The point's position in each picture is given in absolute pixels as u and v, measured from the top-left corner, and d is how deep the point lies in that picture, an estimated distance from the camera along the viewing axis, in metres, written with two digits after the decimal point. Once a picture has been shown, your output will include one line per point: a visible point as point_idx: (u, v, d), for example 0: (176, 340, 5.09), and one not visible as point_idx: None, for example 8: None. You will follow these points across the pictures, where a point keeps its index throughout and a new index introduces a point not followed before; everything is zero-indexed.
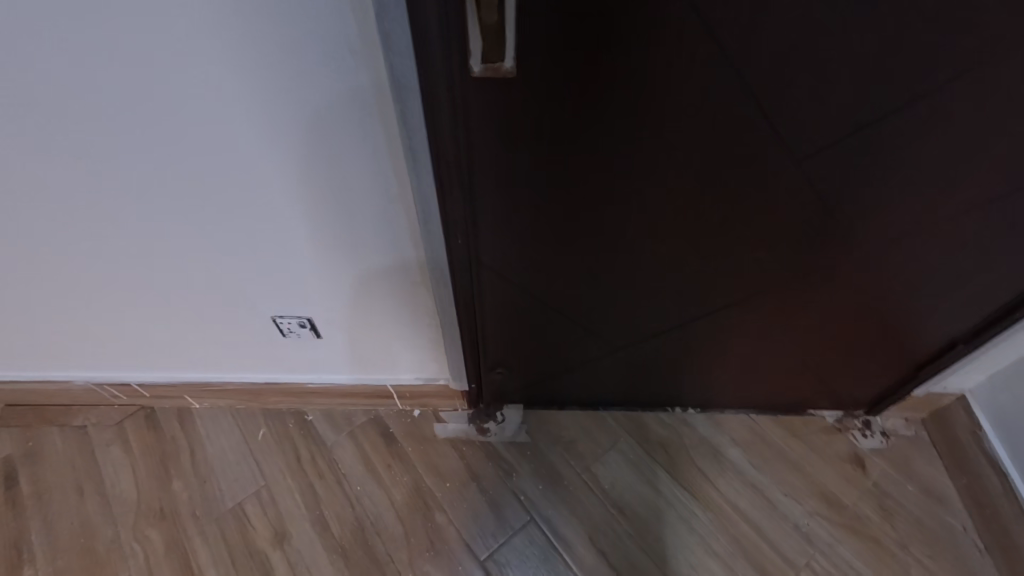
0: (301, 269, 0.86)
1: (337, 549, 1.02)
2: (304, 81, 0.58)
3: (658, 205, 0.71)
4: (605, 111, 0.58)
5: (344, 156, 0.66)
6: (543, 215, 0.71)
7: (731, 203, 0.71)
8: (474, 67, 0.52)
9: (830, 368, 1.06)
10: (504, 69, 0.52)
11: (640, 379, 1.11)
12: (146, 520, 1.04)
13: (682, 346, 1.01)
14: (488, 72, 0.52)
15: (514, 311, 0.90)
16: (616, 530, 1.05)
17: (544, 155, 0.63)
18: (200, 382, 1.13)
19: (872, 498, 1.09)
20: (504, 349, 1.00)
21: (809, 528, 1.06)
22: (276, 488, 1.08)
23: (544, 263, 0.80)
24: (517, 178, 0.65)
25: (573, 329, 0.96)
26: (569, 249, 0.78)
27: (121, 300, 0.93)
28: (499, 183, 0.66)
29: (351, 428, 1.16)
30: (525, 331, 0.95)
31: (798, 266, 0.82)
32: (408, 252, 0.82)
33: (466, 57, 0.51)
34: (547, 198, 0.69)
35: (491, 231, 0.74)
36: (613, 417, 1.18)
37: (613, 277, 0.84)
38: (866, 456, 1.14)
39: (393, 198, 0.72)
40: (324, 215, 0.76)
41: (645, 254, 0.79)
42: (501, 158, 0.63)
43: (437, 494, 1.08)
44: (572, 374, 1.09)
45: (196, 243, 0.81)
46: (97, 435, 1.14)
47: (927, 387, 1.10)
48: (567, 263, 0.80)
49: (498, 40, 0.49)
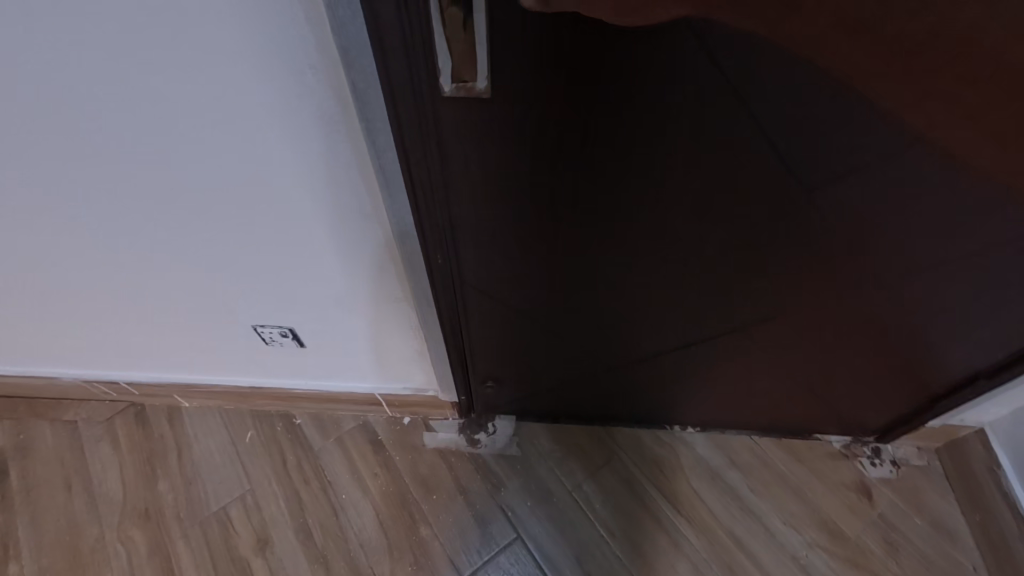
0: (280, 279, 0.83)
1: (318, 559, 1.00)
2: (266, 95, 0.54)
3: (652, 229, 0.66)
4: (591, 132, 0.54)
5: (316, 171, 0.62)
6: (528, 235, 0.67)
7: (733, 229, 0.65)
8: (444, 86, 0.48)
9: (838, 394, 1.01)
10: (477, 89, 0.48)
11: (636, 397, 1.06)
12: (131, 520, 1.04)
13: (681, 367, 0.96)
14: (460, 91, 0.48)
15: (502, 328, 0.86)
16: (606, 553, 1.02)
17: (526, 175, 0.58)
18: (188, 383, 1.12)
19: (877, 530, 1.04)
20: (493, 364, 0.97)
21: (807, 560, 1.01)
22: (261, 493, 1.07)
23: (531, 282, 0.76)
24: (500, 198, 0.61)
25: (565, 347, 0.92)
26: (558, 268, 0.73)
27: (102, 302, 0.91)
28: (480, 203, 0.62)
29: (339, 434, 1.14)
30: (515, 348, 0.92)
31: (806, 293, 0.76)
32: (390, 266, 0.78)
33: (434, 75, 0.47)
34: (533, 218, 0.64)
35: (474, 249, 0.70)
36: (608, 433, 1.14)
37: (606, 298, 0.79)
38: (873, 484, 1.09)
39: (370, 213, 0.68)
40: (299, 228, 0.72)
41: (639, 277, 0.74)
42: (481, 178, 0.58)
43: (422, 507, 1.06)
44: (565, 389, 1.05)
45: (171, 251, 0.78)
46: (87, 431, 1.14)
47: (943, 417, 1.04)
48: (556, 282, 0.76)
49: (468, 57, 0.45)
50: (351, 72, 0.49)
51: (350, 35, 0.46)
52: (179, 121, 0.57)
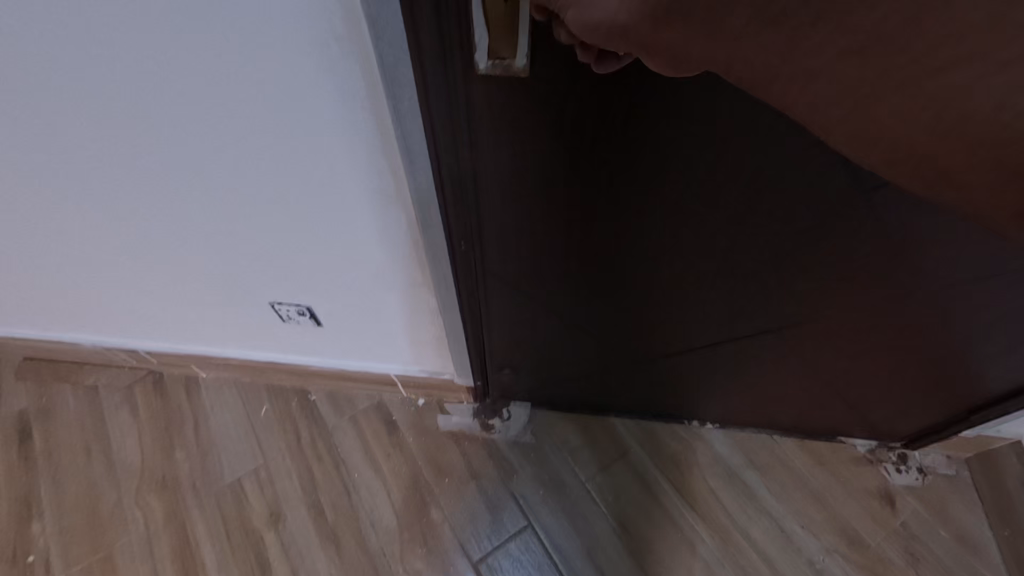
0: (300, 257, 0.81)
1: (330, 536, 1.00)
2: (289, 66, 0.51)
3: (687, 224, 0.62)
4: (631, 121, 0.49)
5: (338, 148, 0.60)
6: (556, 223, 0.64)
7: (776, 229, 0.61)
8: (480, 62, 0.44)
9: (869, 399, 0.96)
10: (515, 67, 0.44)
11: (655, 392, 1.04)
12: (148, 487, 1.05)
13: (704, 365, 0.93)
14: (497, 69, 0.44)
15: (521, 317, 0.84)
16: (617, 547, 1.00)
17: (557, 163, 0.55)
18: (206, 355, 1.12)
19: (898, 539, 1.01)
20: (510, 352, 0.94)
21: (824, 565, 0.98)
22: (275, 467, 1.07)
23: (554, 271, 0.73)
24: (528, 184, 0.58)
25: (585, 338, 0.89)
26: (584, 259, 0.70)
27: (125, 271, 0.91)
28: (506, 188, 0.59)
29: (353, 413, 1.13)
30: (533, 336, 0.89)
31: (847, 297, 0.72)
32: (412, 248, 0.75)
33: (469, 50, 0.43)
34: (561, 206, 0.61)
35: (498, 236, 0.67)
36: (624, 426, 1.12)
37: (631, 292, 0.76)
38: (897, 492, 1.05)
39: (393, 194, 0.65)
40: (322, 205, 0.70)
41: (668, 272, 0.71)
42: (509, 163, 0.55)
43: (433, 489, 1.05)
44: (582, 380, 1.03)
45: (193, 222, 0.77)
46: (107, 396, 1.15)
47: (978, 428, 1.00)
48: (580, 273, 0.73)
49: (508, 34, 0.41)
50: (379, 45, 0.46)
51: (380, 5, 0.43)
52: (203, 87, 0.55)
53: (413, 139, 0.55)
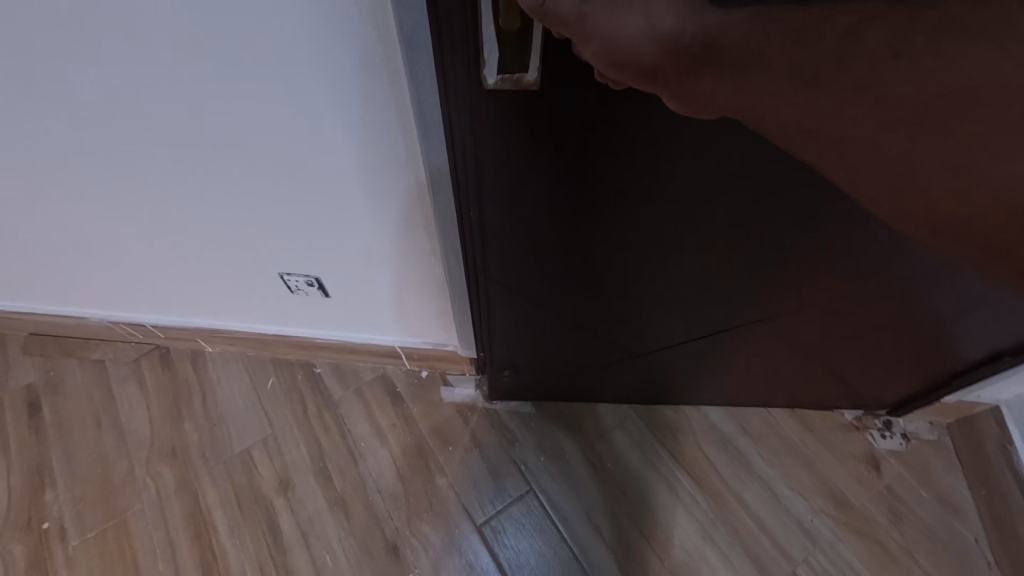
0: (309, 228, 0.83)
1: (338, 502, 1.03)
2: (307, 31, 0.52)
3: (688, 224, 0.62)
4: (633, 126, 0.49)
5: (352, 116, 0.61)
6: (559, 225, 0.64)
7: (777, 224, 0.61)
8: (488, 78, 0.45)
9: (858, 372, 1.00)
10: (525, 81, 0.45)
11: (653, 380, 1.05)
12: (159, 457, 1.07)
13: (702, 351, 0.94)
14: (506, 84, 0.45)
15: (523, 314, 0.85)
16: (615, 511, 1.04)
17: (557, 165, 0.55)
18: (212, 328, 1.13)
19: (883, 500, 1.06)
20: (509, 349, 0.95)
21: (812, 525, 1.03)
22: (283, 437, 1.10)
23: (557, 270, 0.74)
24: (528, 185, 0.58)
25: (585, 334, 0.91)
26: (585, 258, 0.70)
27: (132, 245, 0.92)
28: (507, 189, 0.59)
29: (358, 385, 1.16)
30: (538, 334, 0.91)
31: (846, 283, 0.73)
32: (420, 217, 0.77)
33: (479, 66, 0.44)
34: (562, 208, 0.61)
35: (501, 237, 0.67)
36: (624, 412, 1.14)
37: (633, 288, 0.77)
38: (882, 456, 1.10)
39: (404, 161, 0.67)
40: (332, 174, 0.71)
41: (669, 267, 0.71)
42: (509, 165, 0.55)
43: (437, 457, 1.09)
44: (580, 375, 1.04)
45: (203, 194, 0.78)
46: (114, 370, 1.17)
47: (959, 394, 1.04)
48: (582, 271, 0.74)
49: (517, 49, 0.42)
50: (399, 9, 0.48)
51: None
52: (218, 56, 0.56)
53: (428, 106, 0.57)
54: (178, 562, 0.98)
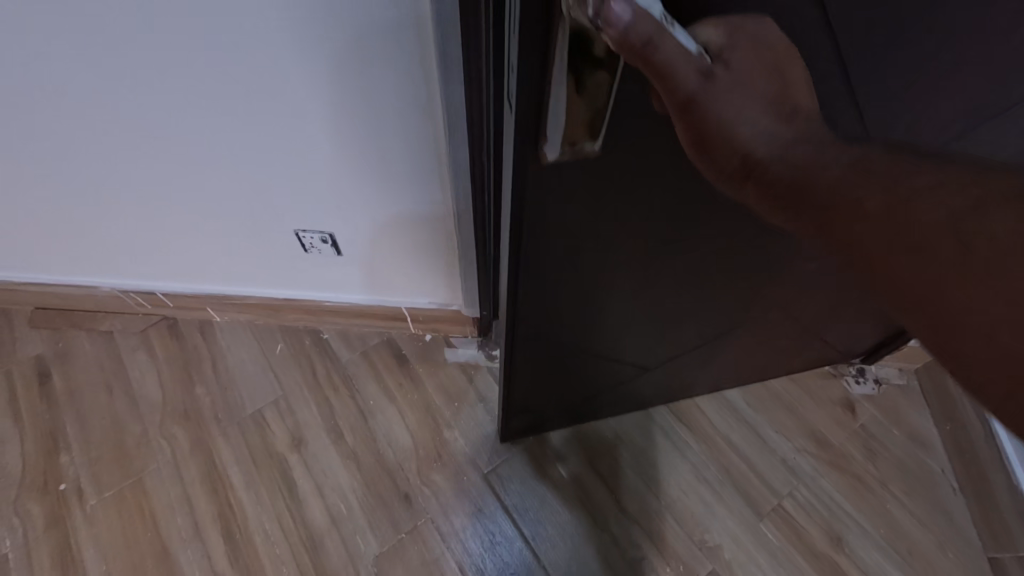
0: (324, 187, 0.87)
1: (350, 456, 1.08)
2: None
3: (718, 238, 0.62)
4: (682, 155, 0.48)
5: (375, 62, 0.65)
6: (592, 269, 0.62)
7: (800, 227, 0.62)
8: (548, 152, 0.44)
9: (840, 337, 1.04)
10: (584, 150, 0.45)
11: (658, 390, 1.06)
12: (172, 420, 1.10)
13: (707, 355, 0.95)
14: (567, 153, 0.44)
15: (545, 358, 0.82)
16: (615, 455, 1.11)
17: (602, 207, 0.53)
18: (220, 295, 1.17)
19: (858, 439, 1.14)
20: (526, 394, 0.92)
21: (795, 462, 1.11)
22: (293, 398, 1.14)
23: (584, 311, 0.71)
24: (569, 233, 0.55)
25: (602, 364, 0.89)
26: (614, 295, 0.68)
27: (148, 209, 0.95)
28: (547, 240, 0.56)
29: (364, 348, 1.21)
30: (561, 377, 0.90)
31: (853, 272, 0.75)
32: (433, 166, 0.82)
33: (541, 143, 0.43)
34: (599, 249, 0.59)
35: (533, 289, 0.64)
36: (627, 423, 1.14)
37: (655, 313, 0.76)
38: (857, 400, 1.19)
39: (422, 108, 0.71)
40: (350, 125, 0.75)
41: (694, 285, 0.71)
42: (553, 215, 0.52)
43: (444, 413, 1.14)
44: (592, 400, 1.02)
45: (222, 153, 0.82)
46: (123, 340, 1.20)
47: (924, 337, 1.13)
48: (609, 307, 0.71)
49: (585, 125, 0.42)
50: None
51: None
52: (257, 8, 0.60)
53: (450, 48, 0.60)
54: (196, 517, 1.01)
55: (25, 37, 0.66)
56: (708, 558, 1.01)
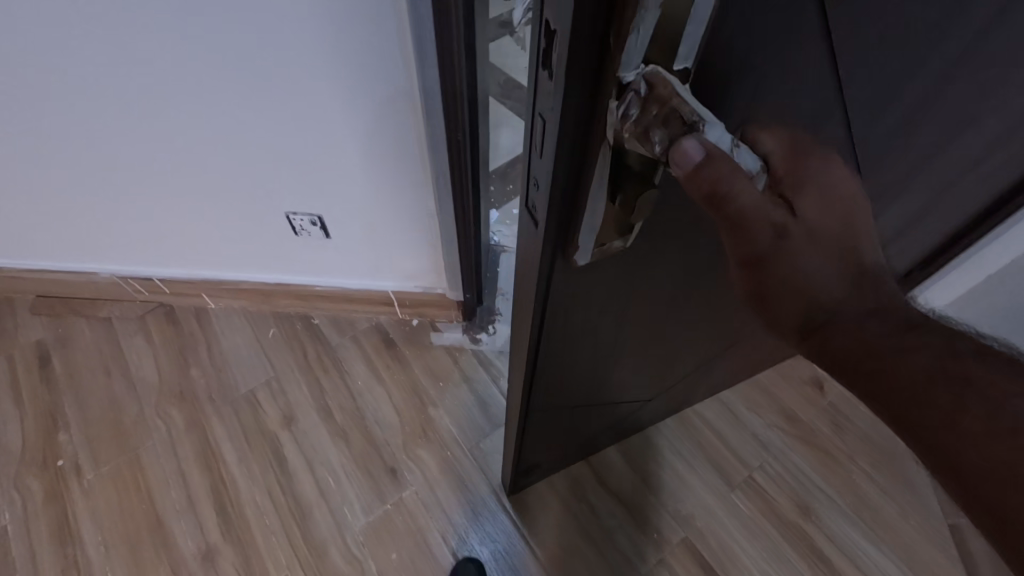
0: (313, 172, 0.93)
1: (339, 433, 1.12)
2: None
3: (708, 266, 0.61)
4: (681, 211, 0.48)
5: (358, 46, 0.71)
6: (600, 329, 0.60)
7: None
8: (580, 257, 0.42)
9: None
10: (612, 247, 0.43)
11: (649, 414, 1.06)
12: (168, 400, 1.15)
13: (692, 372, 0.96)
14: (595, 254, 0.43)
15: (557, 416, 0.80)
16: None
17: (611, 277, 0.51)
18: (215, 281, 1.22)
19: (827, 415, 1.19)
20: (536, 453, 0.90)
21: (766, 437, 1.16)
22: (285, 379, 1.19)
23: (591, 366, 0.70)
24: (582, 307, 0.53)
25: (603, 407, 0.88)
26: (618, 343, 0.67)
27: (146, 196, 1.01)
28: (563, 321, 0.53)
29: (354, 332, 1.26)
30: (568, 429, 0.89)
31: None
32: (413, 146, 0.87)
33: (574, 249, 0.41)
34: (606, 311, 0.57)
35: (549, 362, 0.61)
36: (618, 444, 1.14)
37: (652, 345, 0.75)
38: (826, 379, 1.24)
39: (405, 92, 0.78)
40: (338, 109, 0.81)
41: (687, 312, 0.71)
42: (570, 298, 0.50)
43: (430, 392, 1.18)
44: (592, 439, 1.02)
45: (218, 138, 0.87)
46: (121, 326, 1.24)
47: None
48: (614, 355, 0.70)
49: (615, 226, 0.41)
50: None
51: None
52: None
53: (424, 32, 0.66)
54: (189, 490, 1.05)
55: (36, 26, 0.72)
56: (681, 526, 1.05)
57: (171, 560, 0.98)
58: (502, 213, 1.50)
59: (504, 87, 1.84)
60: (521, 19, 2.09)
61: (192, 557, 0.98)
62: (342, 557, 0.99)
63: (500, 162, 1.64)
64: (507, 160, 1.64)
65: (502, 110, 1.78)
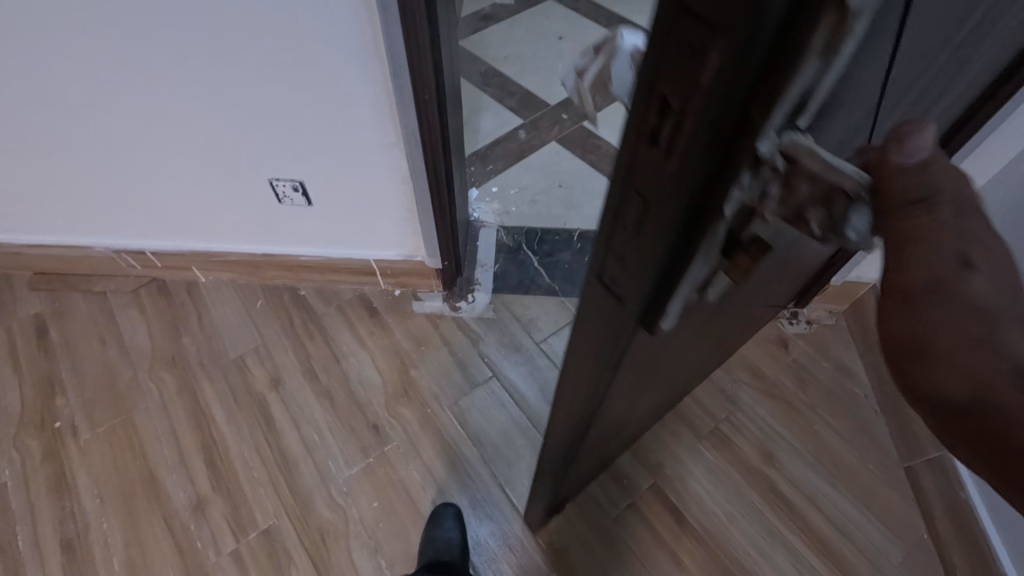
0: (292, 140, 0.98)
1: (324, 393, 1.18)
2: None
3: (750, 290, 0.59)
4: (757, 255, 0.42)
5: (325, 10, 0.76)
6: (653, 372, 0.57)
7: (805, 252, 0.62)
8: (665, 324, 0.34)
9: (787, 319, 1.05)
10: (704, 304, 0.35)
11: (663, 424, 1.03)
12: (160, 366, 1.20)
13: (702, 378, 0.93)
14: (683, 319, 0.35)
15: (599, 451, 0.77)
16: None
17: (678, 331, 0.47)
18: (205, 253, 1.28)
19: (791, 370, 1.25)
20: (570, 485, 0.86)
21: (732, 391, 1.22)
22: (272, 345, 1.24)
23: (636, 403, 0.66)
24: (645, 365, 0.49)
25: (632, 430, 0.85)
26: (662, 375, 0.64)
27: (136, 168, 1.06)
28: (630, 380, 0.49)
29: (339, 302, 1.32)
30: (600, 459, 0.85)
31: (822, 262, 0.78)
32: (382, 109, 0.90)
33: (660, 322, 0.33)
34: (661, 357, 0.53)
35: (607, 415, 0.57)
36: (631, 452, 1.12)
37: (687, 367, 0.73)
38: (790, 338, 1.30)
39: (370, 58, 0.82)
40: (310, 78, 0.86)
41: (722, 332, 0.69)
42: (638, 361, 0.46)
43: (411, 356, 1.24)
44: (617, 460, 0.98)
45: (200, 108, 0.93)
46: (115, 299, 1.30)
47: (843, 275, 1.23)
48: (656, 386, 0.67)
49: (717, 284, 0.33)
50: None
51: None
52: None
53: None
54: (181, 448, 1.10)
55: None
56: (651, 474, 1.11)
57: (163, 511, 1.03)
58: (481, 191, 1.59)
59: (484, 75, 1.92)
60: (500, 12, 2.18)
61: (183, 508, 1.03)
62: (326, 506, 1.04)
63: (480, 144, 1.71)
64: (487, 142, 1.71)
65: (482, 96, 1.85)
